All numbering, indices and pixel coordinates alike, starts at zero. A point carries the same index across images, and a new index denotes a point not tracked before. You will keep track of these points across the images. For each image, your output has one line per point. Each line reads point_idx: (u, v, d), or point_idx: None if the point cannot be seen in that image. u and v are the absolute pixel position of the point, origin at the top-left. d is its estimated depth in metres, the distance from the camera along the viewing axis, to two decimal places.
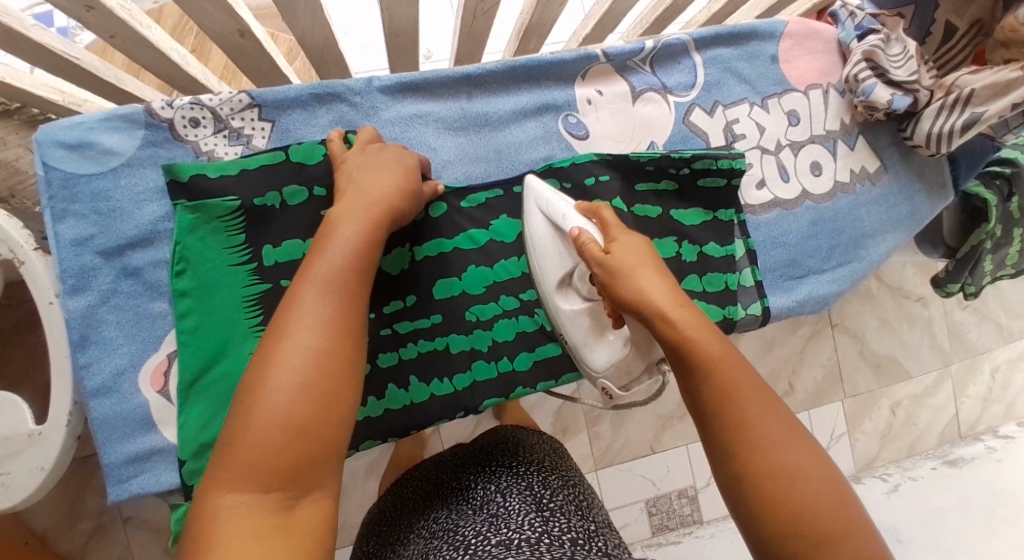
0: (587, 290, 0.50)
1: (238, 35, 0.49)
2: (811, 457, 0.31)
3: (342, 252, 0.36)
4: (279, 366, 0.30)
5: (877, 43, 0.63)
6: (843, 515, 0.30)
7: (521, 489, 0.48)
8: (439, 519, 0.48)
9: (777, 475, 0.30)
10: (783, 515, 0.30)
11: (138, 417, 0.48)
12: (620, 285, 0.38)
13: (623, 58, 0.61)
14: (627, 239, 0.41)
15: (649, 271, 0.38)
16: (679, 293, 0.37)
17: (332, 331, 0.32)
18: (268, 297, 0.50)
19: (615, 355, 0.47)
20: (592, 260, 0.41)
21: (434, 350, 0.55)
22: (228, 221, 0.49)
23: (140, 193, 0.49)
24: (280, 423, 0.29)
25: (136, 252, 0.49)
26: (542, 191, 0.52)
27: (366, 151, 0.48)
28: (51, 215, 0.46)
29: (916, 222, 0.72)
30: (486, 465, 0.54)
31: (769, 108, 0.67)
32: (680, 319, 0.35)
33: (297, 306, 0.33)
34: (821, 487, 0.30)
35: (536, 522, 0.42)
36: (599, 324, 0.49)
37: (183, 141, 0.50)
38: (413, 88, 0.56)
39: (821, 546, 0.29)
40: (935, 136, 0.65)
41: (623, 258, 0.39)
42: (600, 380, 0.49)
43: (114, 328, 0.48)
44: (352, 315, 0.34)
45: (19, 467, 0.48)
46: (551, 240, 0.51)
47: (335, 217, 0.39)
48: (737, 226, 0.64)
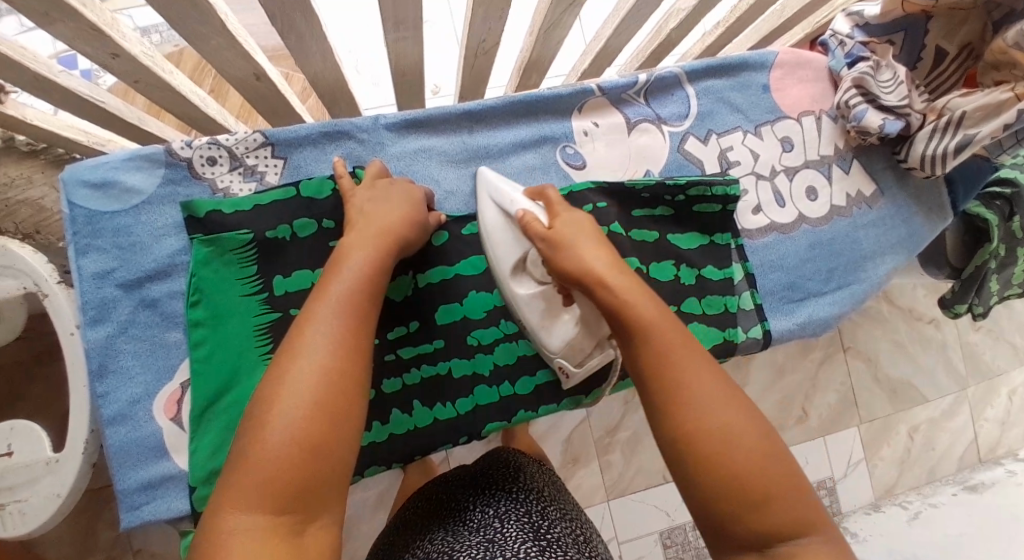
0: (540, 274, 0.51)
1: (254, 79, 0.52)
2: (741, 415, 0.33)
3: (353, 282, 0.38)
4: (293, 388, 0.32)
5: (866, 70, 0.65)
6: (774, 464, 0.32)
7: (520, 516, 0.48)
8: (436, 539, 0.48)
9: (709, 431, 0.32)
10: (718, 471, 0.31)
11: (151, 443, 0.50)
12: (564, 252, 0.42)
13: (618, 92, 0.64)
14: (569, 215, 0.45)
15: (588, 243, 0.42)
16: (617, 262, 0.40)
17: (343, 354, 0.34)
18: (278, 326, 0.52)
19: (569, 335, 0.51)
20: (535, 235, 0.45)
21: (438, 374, 0.56)
22: (240, 254, 0.52)
23: (159, 228, 0.52)
24: (291, 440, 0.30)
25: (154, 284, 0.51)
26: (494, 180, 0.54)
27: (374, 186, 0.50)
28: (75, 250, 0.49)
29: (915, 243, 0.72)
30: (484, 488, 0.54)
31: (762, 134, 0.69)
32: (617, 284, 0.38)
33: (307, 327, 0.34)
34: (755, 442, 0.32)
35: (533, 550, 0.42)
36: (553, 306, 0.52)
37: (200, 179, 0.53)
38: (417, 124, 0.59)
39: (750, 496, 0.30)
40: (930, 157, 0.66)
41: (566, 230, 0.43)
42: (556, 359, 0.53)
43: (130, 357, 0.50)
44: (359, 339, 0.35)
45: (35, 493, 0.49)
46: (501, 227, 0.51)
47: (343, 249, 0.41)
48: (735, 249, 0.66)
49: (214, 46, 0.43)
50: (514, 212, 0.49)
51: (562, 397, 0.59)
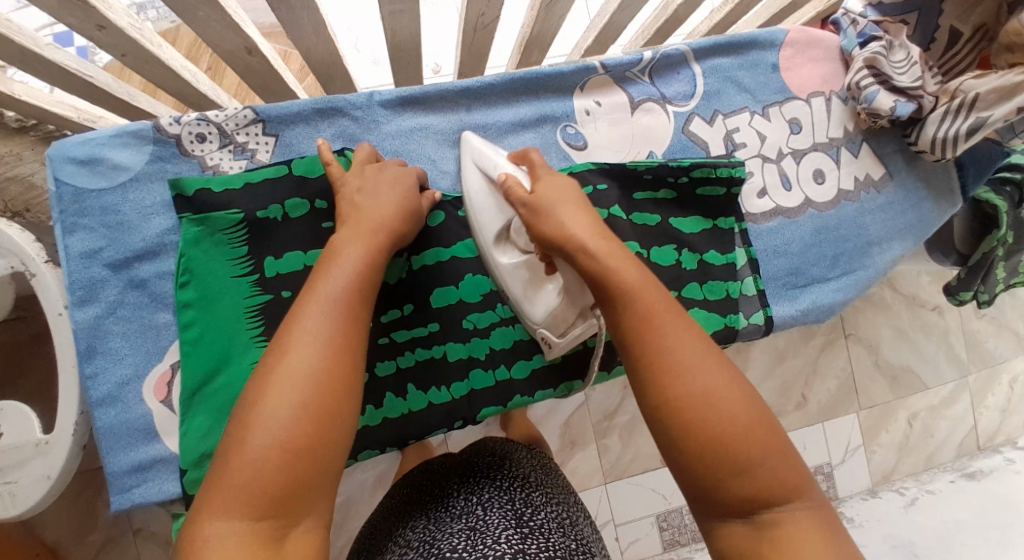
0: (524, 243, 0.49)
1: (245, 53, 0.51)
2: (726, 382, 0.32)
3: (344, 279, 0.36)
4: (281, 388, 0.31)
5: (879, 50, 0.63)
6: (760, 432, 0.31)
7: (502, 502, 0.48)
8: (417, 528, 0.48)
9: (695, 401, 0.31)
10: (703, 440, 0.30)
11: (141, 426, 0.49)
12: (544, 218, 0.40)
13: (621, 69, 0.62)
14: (552, 180, 0.43)
15: (570, 207, 0.40)
16: (601, 229, 0.39)
17: (333, 354, 0.33)
18: (269, 308, 0.51)
19: (552, 304, 0.49)
20: (518, 201, 0.43)
21: (433, 358, 0.55)
22: (230, 234, 0.50)
23: (147, 207, 0.50)
24: (276, 443, 0.29)
25: (142, 264, 0.50)
26: (477, 144, 0.52)
27: (365, 173, 0.48)
28: (61, 229, 0.48)
29: (923, 229, 0.71)
30: (469, 476, 0.54)
31: (769, 116, 0.67)
32: (600, 251, 0.37)
33: (297, 325, 0.33)
34: (739, 409, 0.31)
35: (514, 537, 0.42)
36: (537, 276, 0.49)
37: (189, 156, 0.52)
38: (413, 102, 0.57)
39: (733, 463, 0.30)
40: (941, 140, 0.64)
41: (548, 195, 0.41)
42: (539, 330, 0.51)
43: (120, 338, 0.49)
44: (351, 338, 0.35)
45: (25, 475, 0.49)
46: (485, 194, 0.50)
47: (334, 243, 0.40)
48: (739, 234, 0.64)
49: (202, 18, 0.41)
50: (496, 176, 0.48)
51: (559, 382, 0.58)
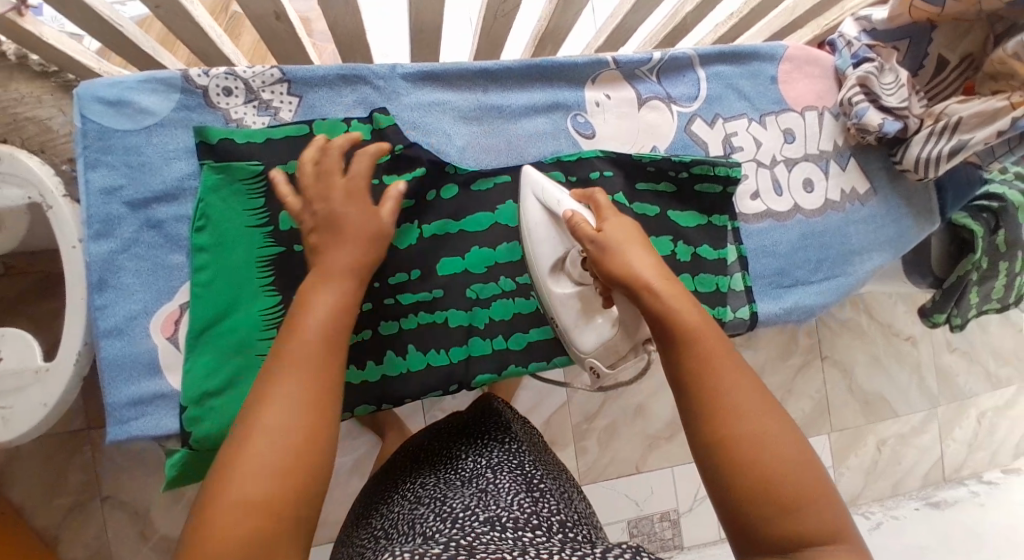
0: (578, 274, 0.52)
1: (274, 18, 0.53)
2: (781, 428, 0.33)
3: (321, 322, 0.34)
4: (254, 445, 0.28)
5: (870, 70, 0.68)
6: (805, 476, 0.32)
7: (512, 468, 0.50)
8: (427, 484, 0.50)
9: (744, 439, 0.32)
10: (751, 479, 0.31)
11: (145, 361, 0.50)
12: (610, 259, 0.42)
13: (631, 66, 0.65)
14: (616, 222, 0.46)
15: (636, 248, 0.43)
16: (664, 269, 0.41)
17: (308, 404, 0.31)
18: (280, 260, 0.53)
19: (604, 335, 0.50)
20: (585, 238, 0.45)
21: (434, 322, 0.57)
22: (250, 185, 0.52)
23: (170, 151, 0.52)
24: (249, 502, 0.27)
25: (160, 206, 0.51)
26: (539, 178, 0.54)
27: (315, 201, 0.43)
28: (84, 163, 0.49)
29: (902, 244, 0.75)
30: (476, 439, 0.56)
31: (766, 124, 0.71)
32: (662, 290, 0.39)
33: (274, 376, 0.31)
34: (788, 450, 0.32)
35: (525, 502, 0.43)
36: (589, 307, 0.51)
37: (214, 108, 0.53)
38: (434, 78, 0.59)
39: (778, 503, 0.30)
40: (924, 161, 0.69)
41: (613, 235, 0.44)
42: (587, 359, 0.52)
43: (131, 275, 0.50)
44: (326, 384, 0.32)
45: (21, 401, 0.49)
46: (547, 226, 0.52)
47: (317, 283, 0.38)
48: (731, 232, 0.67)
49: None
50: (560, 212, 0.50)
51: (553, 356, 0.60)
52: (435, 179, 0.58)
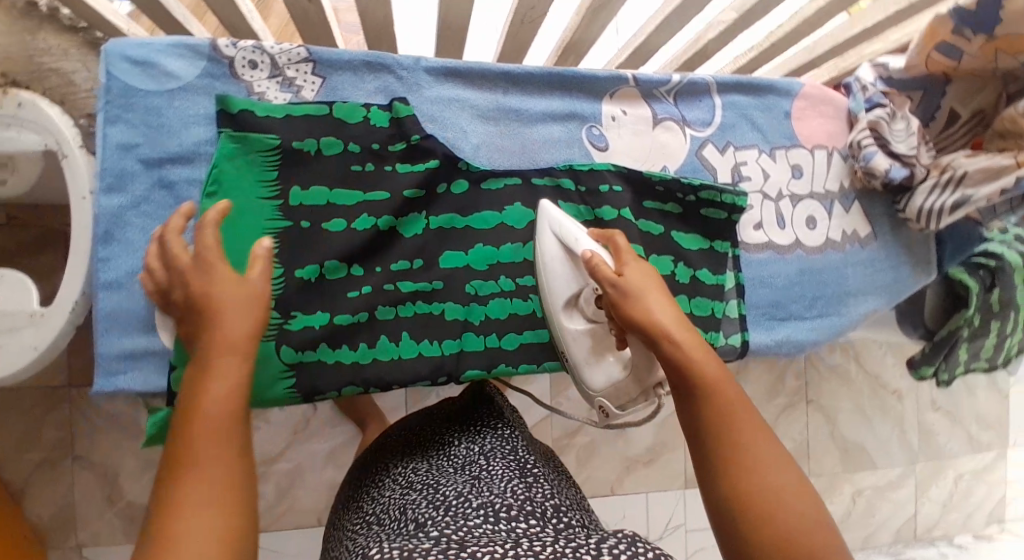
0: (592, 312, 0.53)
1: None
2: (795, 487, 0.33)
3: (228, 386, 0.34)
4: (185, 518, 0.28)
5: (882, 116, 0.69)
6: (821, 534, 0.32)
7: (505, 454, 0.55)
8: (420, 471, 0.56)
9: (766, 495, 0.32)
10: (770, 536, 0.31)
11: (142, 317, 0.50)
12: (631, 304, 0.43)
13: (650, 86, 0.66)
14: (635, 266, 0.46)
15: (655, 293, 0.43)
16: (681, 317, 0.41)
17: (231, 469, 0.31)
18: (286, 234, 0.53)
19: (613, 377, 0.51)
20: (604, 280, 0.45)
21: (431, 313, 0.57)
22: (265, 157, 0.53)
23: (190, 116, 0.53)
24: None
25: (175, 167, 0.52)
26: (556, 214, 0.55)
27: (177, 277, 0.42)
28: (104, 117, 0.50)
29: (896, 290, 0.76)
30: (469, 426, 0.62)
31: (776, 157, 0.72)
32: (680, 337, 0.39)
33: (191, 448, 0.31)
34: (808, 512, 0.32)
35: (519, 487, 0.48)
36: (601, 346, 0.53)
37: (238, 79, 0.54)
38: (456, 74, 0.60)
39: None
40: (926, 211, 0.71)
41: (632, 279, 0.44)
42: (597, 398, 0.53)
43: (137, 231, 0.50)
44: (242, 451, 0.32)
45: (11, 342, 0.49)
46: (562, 262, 0.53)
47: (201, 386, 0.34)
48: (731, 258, 0.68)
49: None
50: (579, 251, 0.51)
51: (543, 360, 0.62)
52: (447, 173, 0.60)
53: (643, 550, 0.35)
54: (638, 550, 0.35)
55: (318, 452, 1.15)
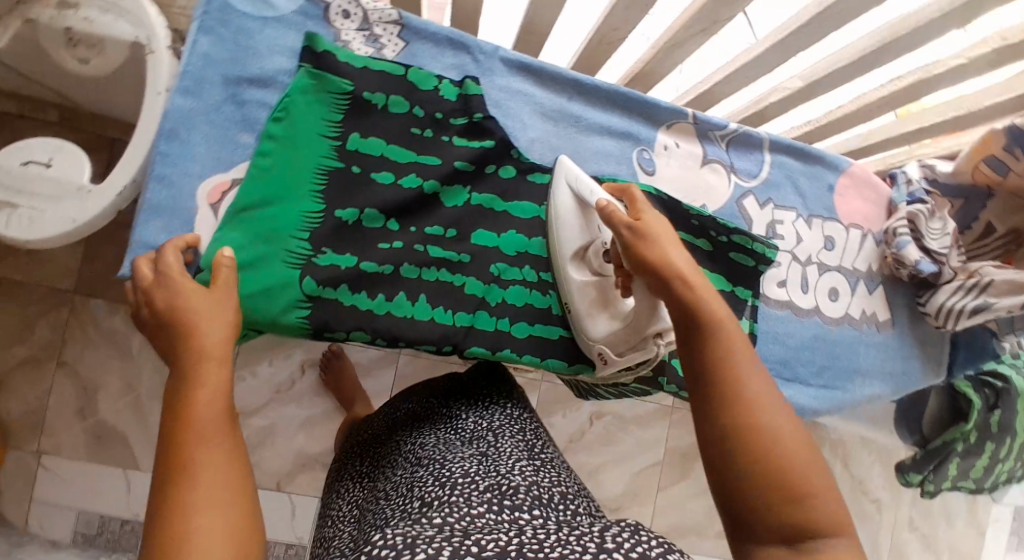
0: (598, 265, 0.57)
1: None
2: (795, 431, 0.37)
3: (216, 393, 0.38)
4: (199, 495, 0.32)
5: (922, 210, 0.71)
6: (810, 470, 0.35)
7: (513, 435, 0.60)
8: (429, 445, 0.59)
9: (763, 432, 0.36)
10: (768, 469, 0.35)
11: (184, 217, 0.51)
12: (648, 246, 0.45)
13: (707, 127, 0.68)
14: (653, 215, 0.48)
15: (672, 239, 0.46)
16: (694, 265, 0.45)
17: (228, 461, 0.35)
18: (336, 174, 0.55)
19: (614, 326, 0.56)
20: (620, 224, 0.47)
21: (452, 283, 0.59)
22: (334, 100, 0.55)
23: (276, 46, 0.55)
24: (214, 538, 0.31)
25: (251, 88, 0.54)
26: (570, 167, 0.59)
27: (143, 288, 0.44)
28: (198, 26, 0.52)
29: (902, 381, 0.77)
30: (475, 400, 0.66)
31: (811, 224, 0.73)
32: (693, 282, 0.43)
33: (193, 449, 0.34)
34: (799, 446, 0.36)
35: (529, 470, 0.54)
36: (603, 298, 0.58)
37: (329, 24, 0.57)
38: (529, 69, 0.63)
39: (789, 490, 0.34)
40: (948, 310, 0.71)
41: (651, 225, 0.46)
42: (597, 346, 0.58)
43: (201, 137, 0.52)
44: (232, 445, 0.37)
45: (56, 210, 0.50)
46: (572, 213, 0.58)
47: (190, 392, 0.38)
48: (749, 307, 0.68)
49: None
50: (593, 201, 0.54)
51: (546, 355, 0.63)
52: (498, 155, 0.62)
53: (645, 539, 0.39)
54: (642, 539, 0.39)
55: (294, 417, 1.15)
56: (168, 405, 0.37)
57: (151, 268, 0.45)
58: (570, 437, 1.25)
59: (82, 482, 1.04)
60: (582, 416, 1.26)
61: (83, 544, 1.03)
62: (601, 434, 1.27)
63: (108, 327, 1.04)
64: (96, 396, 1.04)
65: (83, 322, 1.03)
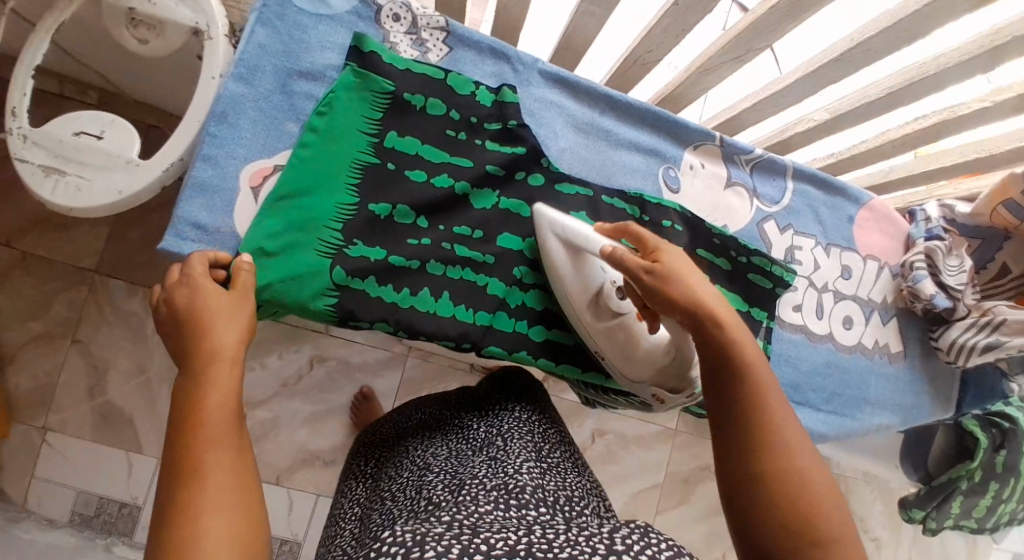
0: (616, 304, 0.57)
1: None
2: (818, 465, 0.39)
3: (227, 392, 0.39)
4: (207, 496, 0.33)
5: (938, 246, 0.72)
6: (832, 511, 0.37)
7: (523, 438, 0.60)
8: (439, 454, 0.60)
9: (790, 474, 0.38)
10: (795, 512, 0.37)
11: (226, 197, 0.53)
12: (676, 286, 0.45)
13: (732, 150, 0.70)
14: (671, 250, 0.48)
15: (697, 277, 0.46)
16: (723, 301, 0.45)
17: (235, 462, 0.36)
18: (371, 170, 0.57)
19: (659, 362, 0.57)
20: (638, 269, 0.47)
21: (475, 282, 0.60)
22: (375, 99, 0.57)
23: (327, 42, 0.58)
24: (221, 541, 0.31)
25: (300, 81, 0.57)
26: (556, 215, 0.57)
27: (169, 287, 0.46)
28: (257, 17, 0.55)
29: (910, 415, 0.77)
30: (485, 408, 0.66)
31: (830, 253, 0.74)
32: (725, 321, 0.43)
33: (202, 450, 0.35)
34: (823, 488, 0.38)
35: (535, 471, 0.54)
36: (632, 337, 0.57)
37: (379, 26, 0.60)
38: (564, 83, 0.66)
39: (813, 532, 0.36)
40: (960, 346, 0.72)
41: (673, 264, 0.46)
42: (649, 388, 0.59)
43: (249, 122, 0.54)
44: (239, 445, 0.37)
45: (101, 180, 0.52)
46: (571, 259, 0.57)
47: (200, 391, 0.38)
48: (764, 328, 0.68)
49: None
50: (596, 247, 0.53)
51: (561, 361, 0.64)
52: (528, 163, 0.63)
53: (655, 541, 0.39)
54: (652, 541, 0.39)
55: (298, 411, 1.15)
56: (176, 405, 0.38)
57: (177, 270, 0.47)
58: None
59: (82, 461, 1.03)
60: (584, 432, 1.26)
61: (79, 525, 1.01)
62: (602, 452, 1.27)
63: (125, 309, 1.05)
64: (106, 376, 1.04)
65: (101, 301, 1.04)
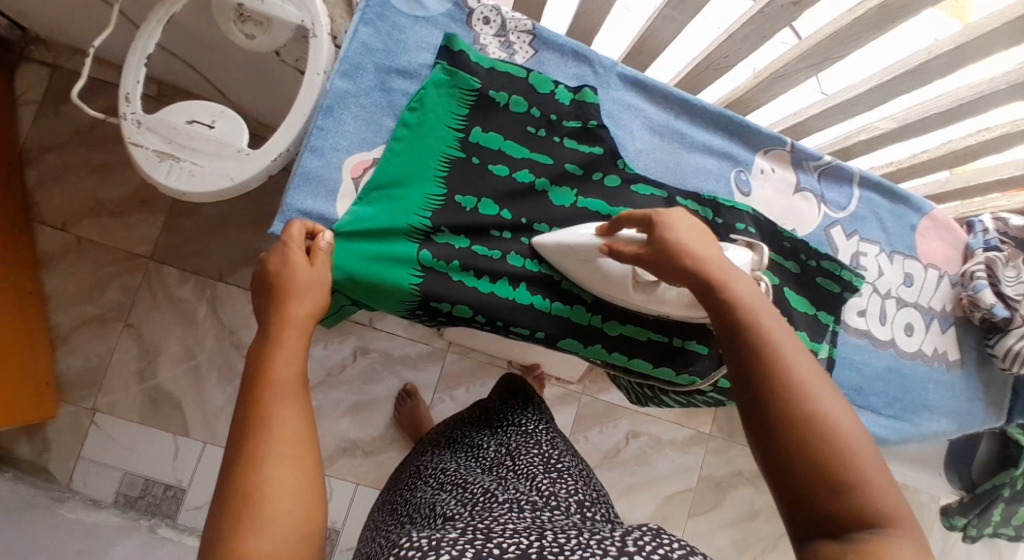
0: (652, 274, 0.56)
1: None
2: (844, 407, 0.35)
3: (293, 358, 0.40)
4: (278, 454, 0.34)
5: (997, 257, 0.74)
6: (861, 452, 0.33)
7: (532, 451, 0.62)
8: (449, 470, 0.61)
9: (807, 415, 0.34)
10: (814, 452, 0.33)
11: (329, 186, 0.56)
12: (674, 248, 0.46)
13: (802, 156, 0.72)
14: (673, 216, 0.49)
15: (695, 240, 0.46)
16: (723, 262, 0.45)
17: (302, 420, 0.37)
18: (458, 162, 0.59)
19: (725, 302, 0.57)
20: (633, 254, 0.50)
21: (552, 275, 0.61)
22: (463, 95, 0.59)
23: (422, 43, 0.61)
24: (291, 496, 0.33)
25: (398, 79, 0.59)
26: (556, 239, 0.58)
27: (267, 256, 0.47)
28: (360, 18, 0.58)
29: (968, 422, 0.78)
30: (494, 426, 0.68)
31: (893, 260, 0.76)
32: (725, 278, 0.43)
33: (272, 409, 0.36)
34: (850, 429, 0.34)
35: (545, 484, 0.56)
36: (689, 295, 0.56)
37: (470, 28, 0.63)
38: (641, 86, 0.68)
39: (839, 473, 0.32)
40: (1014, 352, 0.74)
41: (671, 230, 0.47)
42: None
43: (351, 117, 0.57)
44: (304, 405, 0.38)
45: (212, 167, 0.54)
46: (589, 262, 0.57)
47: (268, 357, 0.40)
48: (830, 332, 0.69)
49: None
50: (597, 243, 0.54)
51: (635, 355, 0.65)
52: (605, 164, 0.65)
53: (668, 541, 0.38)
54: (664, 541, 0.38)
55: (339, 402, 1.17)
56: (248, 366, 0.39)
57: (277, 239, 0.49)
58: (605, 453, 1.26)
59: (129, 442, 1.04)
60: (619, 433, 1.28)
61: (124, 506, 1.02)
62: (636, 453, 1.28)
63: (177, 295, 1.07)
64: (156, 359, 1.06)
65: (154, 287, 1.07)
